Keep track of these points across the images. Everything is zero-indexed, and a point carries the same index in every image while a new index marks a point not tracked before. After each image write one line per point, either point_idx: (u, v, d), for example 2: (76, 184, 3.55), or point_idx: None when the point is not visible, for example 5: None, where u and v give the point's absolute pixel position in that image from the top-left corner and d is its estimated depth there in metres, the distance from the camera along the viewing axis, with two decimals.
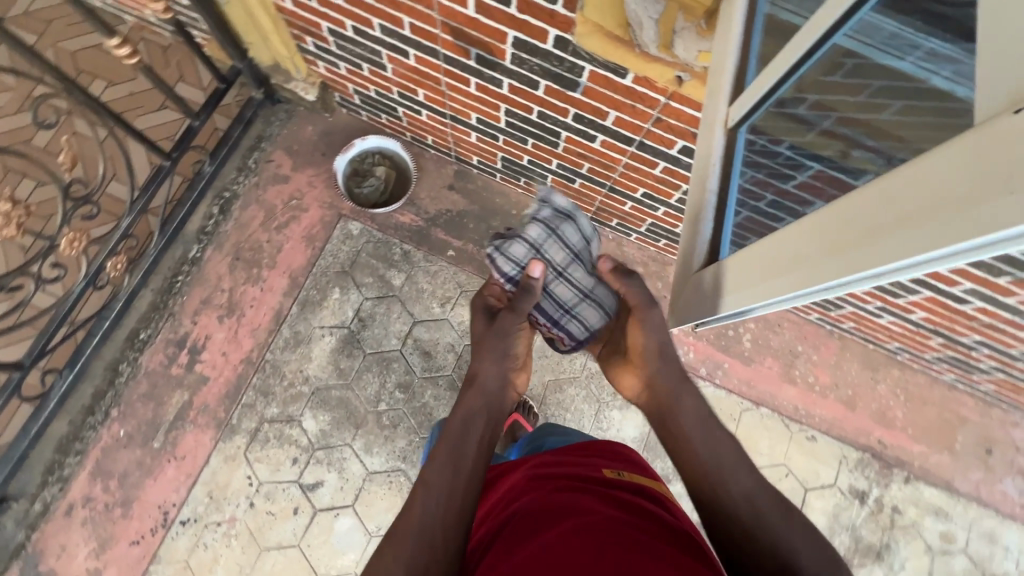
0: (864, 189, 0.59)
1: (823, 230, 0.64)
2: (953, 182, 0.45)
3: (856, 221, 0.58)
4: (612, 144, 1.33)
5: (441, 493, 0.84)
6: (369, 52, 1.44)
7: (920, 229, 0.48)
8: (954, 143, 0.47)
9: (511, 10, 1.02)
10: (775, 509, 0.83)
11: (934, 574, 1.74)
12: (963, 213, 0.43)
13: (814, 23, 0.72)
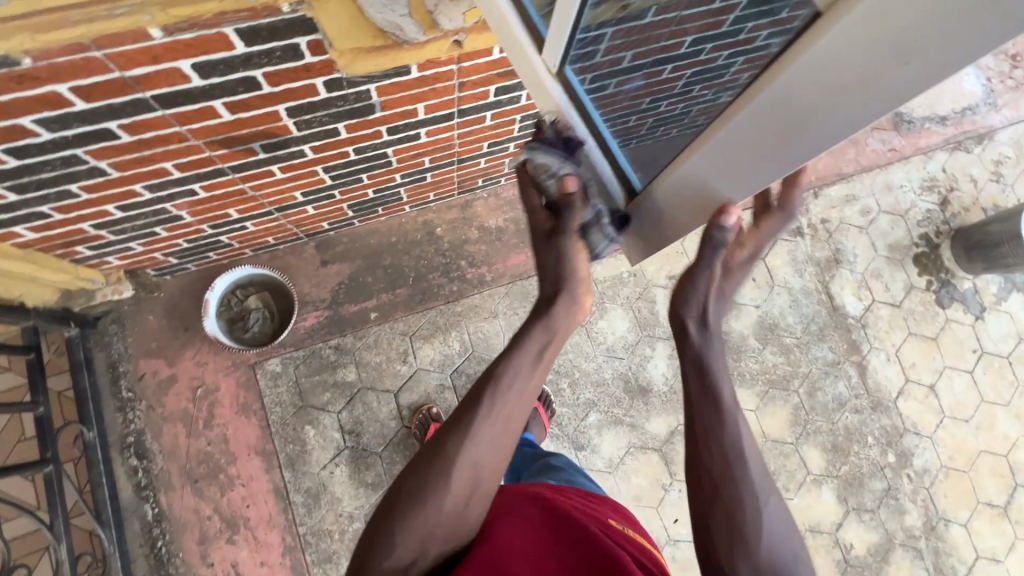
0: (763, 87, 0.59)
1: (752, 131, 0.64)
2: (871, 49, 0.46)
3: (783, 113, 0.59)
4: (437, 128, 1.29)
5: (456, 482, 0.79)
6: (153, 214, 1.26)
7: (871, 94, 0.49)
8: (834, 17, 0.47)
9: (267, 90, 0.92)
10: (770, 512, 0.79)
11: (876, 241, 2.06)
12: (943, 41, 0.41)
13: None
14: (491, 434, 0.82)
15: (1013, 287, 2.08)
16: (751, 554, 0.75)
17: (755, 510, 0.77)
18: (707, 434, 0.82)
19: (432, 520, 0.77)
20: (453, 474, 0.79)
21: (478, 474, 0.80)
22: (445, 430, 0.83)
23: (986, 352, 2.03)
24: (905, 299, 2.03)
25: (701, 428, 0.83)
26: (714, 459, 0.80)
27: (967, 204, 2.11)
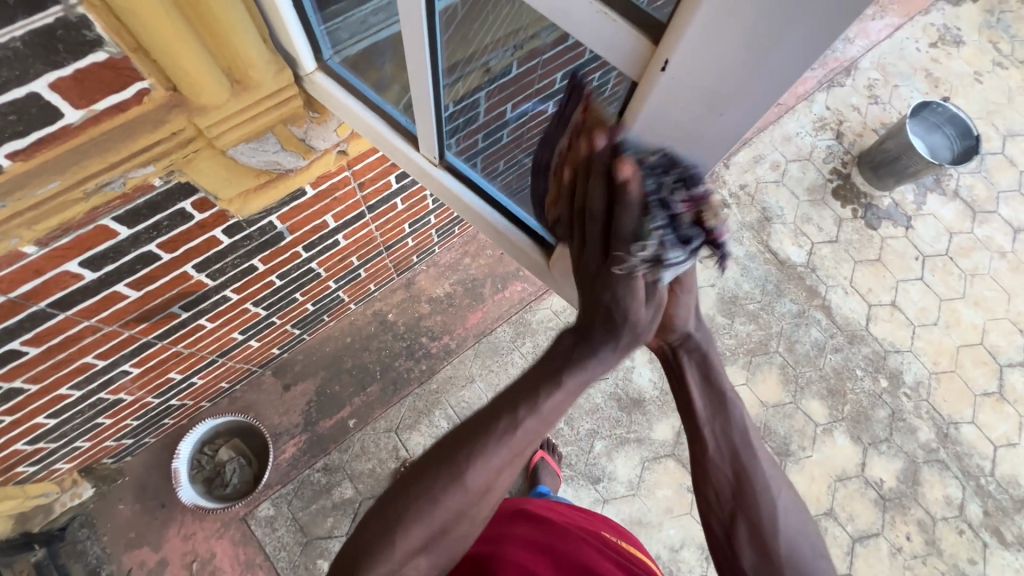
0: (635, 110, 0.53)
1: None
2: (732, 36, 0.40)
3: (668, 126, 0.52)
4: (353, 229, 1.30)
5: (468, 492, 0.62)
6: (90, 408, 1.19)
7: (752, 82, 0.43)
8: (681, 20, 0.42)
9: (165, 257, 0.91)
10: (790, 521, 0.69)
11: (795, 188, 2.17)
12: (760, 63, 0.41)
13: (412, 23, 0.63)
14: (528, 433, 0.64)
15: (926, 190, 2.22)
16: (766, 545, 0.68)
17: (769, 502, 0.69)
18: (714, 423, 0.73)
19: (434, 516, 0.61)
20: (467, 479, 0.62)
21: (507, 470, 0.64)
22: (478, 422, 0.65)
23: (927, 256, 2.14)
24: (840, 233, 2.13)
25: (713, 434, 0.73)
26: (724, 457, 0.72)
27: (859, 130, 2.26)
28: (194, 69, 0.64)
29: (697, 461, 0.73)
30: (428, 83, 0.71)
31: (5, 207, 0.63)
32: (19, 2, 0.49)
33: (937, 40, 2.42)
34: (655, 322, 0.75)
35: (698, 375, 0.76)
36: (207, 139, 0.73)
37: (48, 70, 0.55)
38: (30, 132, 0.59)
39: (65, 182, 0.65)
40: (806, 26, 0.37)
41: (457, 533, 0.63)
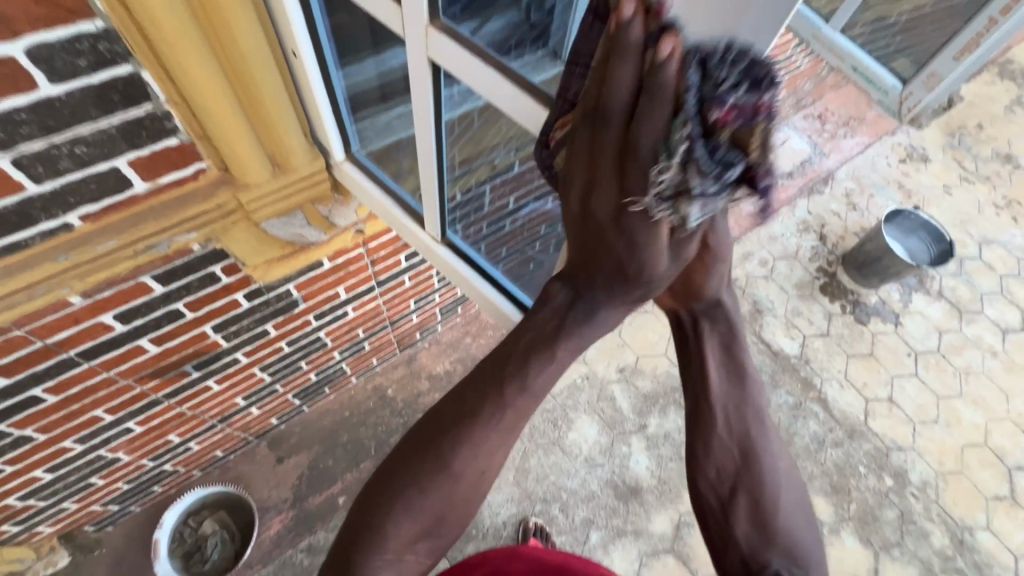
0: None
1: None
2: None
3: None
4: (362, 302, 1.39)
5: (455, 483, 0.60)
6: (86, 465, 1.21)
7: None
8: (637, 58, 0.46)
9: (189, 315, 0.99)
10: (791, 495, 0.65)
11: (783, 283, 2.28)
12: None
13: (421, 124, 0.75)
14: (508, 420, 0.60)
15: (911, 289, 2.32)
16: (765, 519, 0.63)
17: (771, 472, 0.65)
18: (726, 394, 0.67)
19: (424, 506, 0.60)
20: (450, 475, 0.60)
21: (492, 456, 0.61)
22: (458, 409, 0.61)
23: (918, 352, 2.18)
24: (831, 326, 2.20)
25: (726, 403, 0.66)
26: (732, 430, 0.66)
27: (840, 233, 2.41)
28: (244, 156, 0.76)
29: (699, 434, 0.67)
30: (433, 169, 0.82)
31: (66, 260, 0.73)
32: (123, 98, 0.62)
33: (905, 156, 2.67)
34: (682, 290, 0.64)
35: (716, 348, 0.67)
36: (245, 212, 0.85)
37: (130, 152, 0.67)
38: (103, 198, 0.70)
39: (121, 241, 0.75)
40: (753, 29, 0.40)
41: (449, 524, 0.61)
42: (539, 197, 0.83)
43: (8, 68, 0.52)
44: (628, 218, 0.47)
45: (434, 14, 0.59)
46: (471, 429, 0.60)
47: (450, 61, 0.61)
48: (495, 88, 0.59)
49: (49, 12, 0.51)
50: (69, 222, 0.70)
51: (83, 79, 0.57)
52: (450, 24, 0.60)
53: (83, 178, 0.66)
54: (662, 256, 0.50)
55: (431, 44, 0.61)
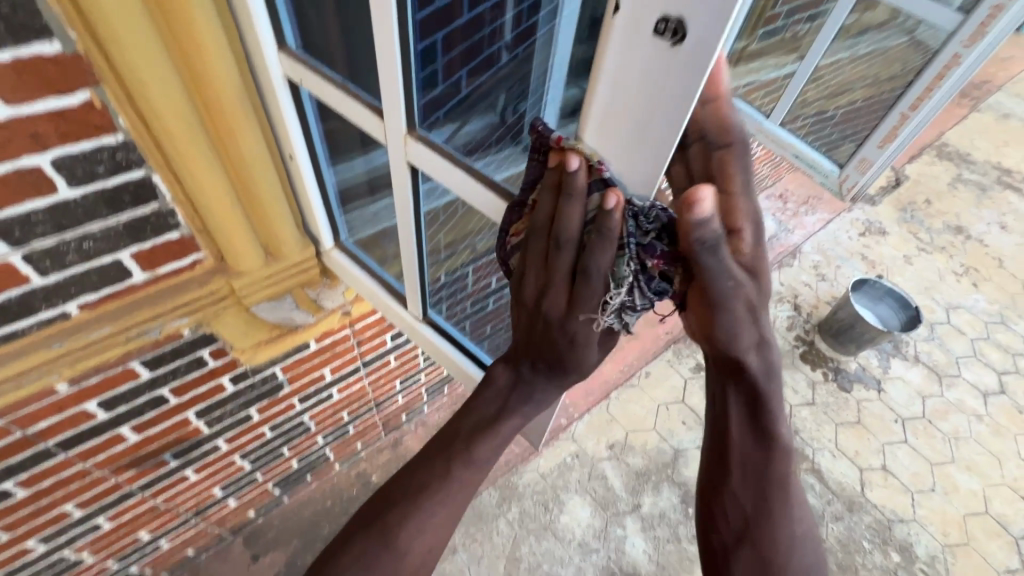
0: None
1: None
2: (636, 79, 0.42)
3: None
4: (347, 384, 1.40)
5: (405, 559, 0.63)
6: (46, 568, 1.13)
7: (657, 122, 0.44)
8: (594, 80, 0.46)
9: (173, 400, 1.00)
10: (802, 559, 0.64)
11: None
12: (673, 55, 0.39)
13: (402, 214, 0.81)
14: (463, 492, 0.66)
15: (888, 355, 2.37)
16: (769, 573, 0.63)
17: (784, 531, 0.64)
18: (750, 449, 0.64)
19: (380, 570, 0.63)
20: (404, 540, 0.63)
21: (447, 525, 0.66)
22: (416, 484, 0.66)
23: (905, 418, 2.19)
24: (815, 395, 2.22)
25: (744, 458, 0.64)
26: (752, 482, 0.64)
27: (813, 303, 2.51)
28: (240, 245, 0.82)
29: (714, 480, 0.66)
30: (413, 255, 0.87)
31: (59, 347, 0.76)
32: (133, 199, 0.68)
33: (863, 230, 2.85)
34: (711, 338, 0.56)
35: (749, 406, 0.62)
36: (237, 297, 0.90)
37: (133, 246, 0.73)
38: (103, 287, 0.75)
39: (114, 328, 0.78)
40: None
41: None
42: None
43: (34, 176, 0.59)
44: (597, 257, 0.50)
45: (411, 126, 0.66)
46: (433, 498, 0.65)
47: (428, 164, 0.67)
48: (462, 186, 0.65)
49: (78, 130, 0.59)
50: (67, 310, 0.74)
51: (99, 183, 0.64)
52: (425, 134, 0.66)
53: (86, 269, 0.71)
54: (620, 280, 0.51)
55: (410, 150, 0.68)
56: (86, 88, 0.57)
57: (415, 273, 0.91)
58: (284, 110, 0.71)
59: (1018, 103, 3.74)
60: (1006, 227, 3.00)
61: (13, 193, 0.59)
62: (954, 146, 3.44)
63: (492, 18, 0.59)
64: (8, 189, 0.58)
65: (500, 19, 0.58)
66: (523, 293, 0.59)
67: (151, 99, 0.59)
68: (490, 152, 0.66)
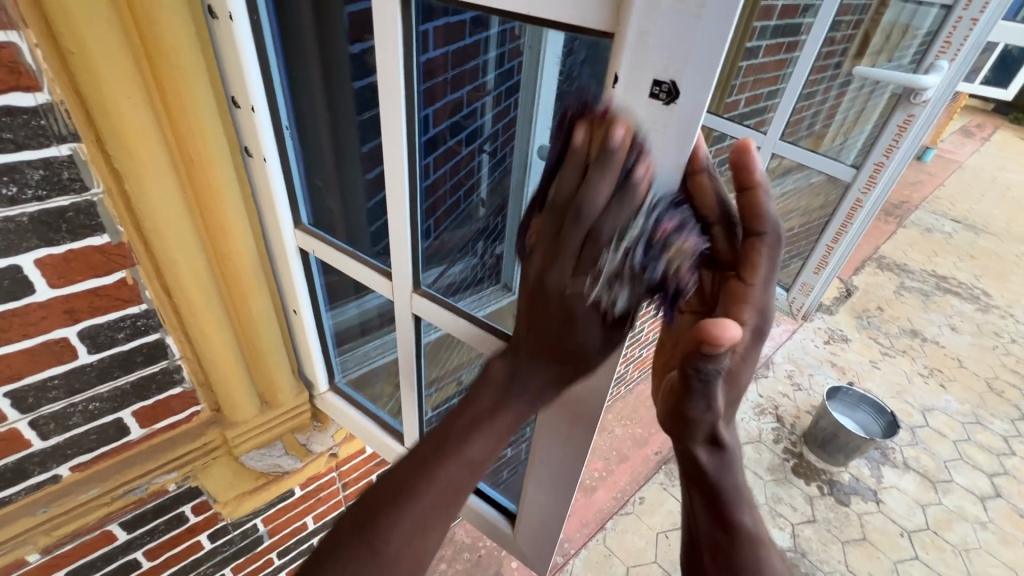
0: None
1: None
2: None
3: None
4: (329, 532, 1.32)
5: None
6: None
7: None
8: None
9: (145, 565, 0.94)
10: None
11: (756, 468, 2.30)
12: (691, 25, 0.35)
13: (405, 353, 0.83)
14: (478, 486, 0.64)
15: (878, 463, 2.37)
16: None
17: None
18: None
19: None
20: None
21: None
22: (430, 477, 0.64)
23: (911, 531, 2.12)
24: (815, 511, 2.15)
25: None
26: None
27: (794, 413, 2.55)
28: (239, 397, 0.86)
29: None
30: (413, 393, 0.87)
31: (44, 513, 0.74)
32: (145, 359, 0.73)
33: (827, 338, 3.01)
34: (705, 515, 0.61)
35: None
36: (228, 446, 0.91)
37: (136, 403, 0.76)
38: (98, 446, 0.76)
39: (103, 488, 0.78)
40: None
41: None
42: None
43: (59, 345, 0.64)
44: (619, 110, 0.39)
45: (416, 284, 0.74)
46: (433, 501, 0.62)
47: (432, 315, 0.74)
48: (461, 330, 0.71)
49: (107, 302, 0.66)
50: (58, 473, 0.74)
51: (116, 347, 0.70)
52: (427, 290, 0.75)
53: (86, 429, 0.73)
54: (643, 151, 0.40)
55: (415, 303, 0.75)
56: (123, 269, 0.65)
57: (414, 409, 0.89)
58: (293, 273, 0.80)
59: (936, 219, 4.23)
60: (956, 329, 3.21)
61: (37, 362, 0.64)
62: (891, 258, 3.80)
63: (467, 181, 0.73)
64: (34, 357, 0.63)
65: (476, 181, 0.73)
66: (491, 367, 0.54)
67: (179, 274, 0.69)
68: (470, 292, 0.76)
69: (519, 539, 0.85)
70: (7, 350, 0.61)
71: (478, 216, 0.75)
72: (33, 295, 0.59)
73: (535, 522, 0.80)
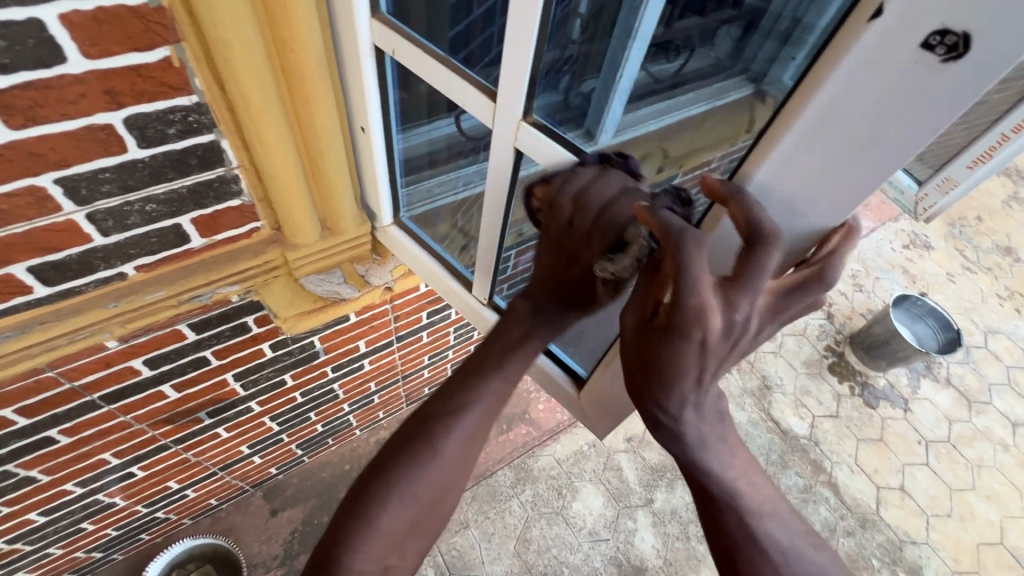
0: (767, 146, 0.42)
1: (862, 96, 0.36)
2: (878, 80, 0.34)
3: (832, 147, 0.39)
4: (379, 355, 1.38)
5: (438, 471, 0.60)
6: (82, 509, 1.15)
7: (902, 122, 0.35)
8: (813, 83, 0.37)
9: (215, 362, 0.99)
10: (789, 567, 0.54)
11: (793, 360, 2.28)
12: None
13: (496, 190, 0.70)
14: (495, 396, 0.64)
15: (919, 375, 2.32)
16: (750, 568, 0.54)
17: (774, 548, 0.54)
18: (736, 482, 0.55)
19: (412, 495, 0.59)
20: (434, 462, 0.60)
21: (473, 454, 0.63)
22: (437, 404, 0.63)
23: (929, 440, 2.15)
24: (840, 408, 2.17)
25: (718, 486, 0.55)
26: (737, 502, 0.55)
27: (848, 313, 2.45)
28: (299, 217, 0.79)
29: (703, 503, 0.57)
30: (494, 238, 0.77)
31: (115, 307, 0.74)
32: (200, 163, 0.65)
33: (908, 242, 2.74)
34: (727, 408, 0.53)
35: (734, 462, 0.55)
36: (288, 268, 0.88)
37: (194, 210, 0.70)
38: (161, 250, 0.73)
39: (170, 291, 0.76)
40: None
41: (430, 523, 0.62)
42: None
43: (105, 133, 0.56)
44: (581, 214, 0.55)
45: (527, 109, 0.60)
46: (452, 424, 0.61)
47: (539, 152, 0.61)
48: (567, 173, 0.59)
49: (152, 88, 0.55)
50: (124, 271, 0.72)
51: (169, 145, 0.61)
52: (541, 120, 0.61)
53: (147, 232, 0.68)
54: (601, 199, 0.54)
55: (520, 136, 0.62)
56: (167, 45, 0.53)
57: (491, 255, 0.80)
58: (364, 79, 0.67)
59: None
60: None
61: (84, 150, 0.56)
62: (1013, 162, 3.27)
63: None
64: (80, 144, 0.55)
65: None
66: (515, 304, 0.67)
67: (239, 70, 0.57)
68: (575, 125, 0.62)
69: (583, 401, 0.84)
70: (48, 129, 0.52)
71: (569, 39, 0.58)
72: (65, 66, 0.49)
73: (605, 390, 0.77)
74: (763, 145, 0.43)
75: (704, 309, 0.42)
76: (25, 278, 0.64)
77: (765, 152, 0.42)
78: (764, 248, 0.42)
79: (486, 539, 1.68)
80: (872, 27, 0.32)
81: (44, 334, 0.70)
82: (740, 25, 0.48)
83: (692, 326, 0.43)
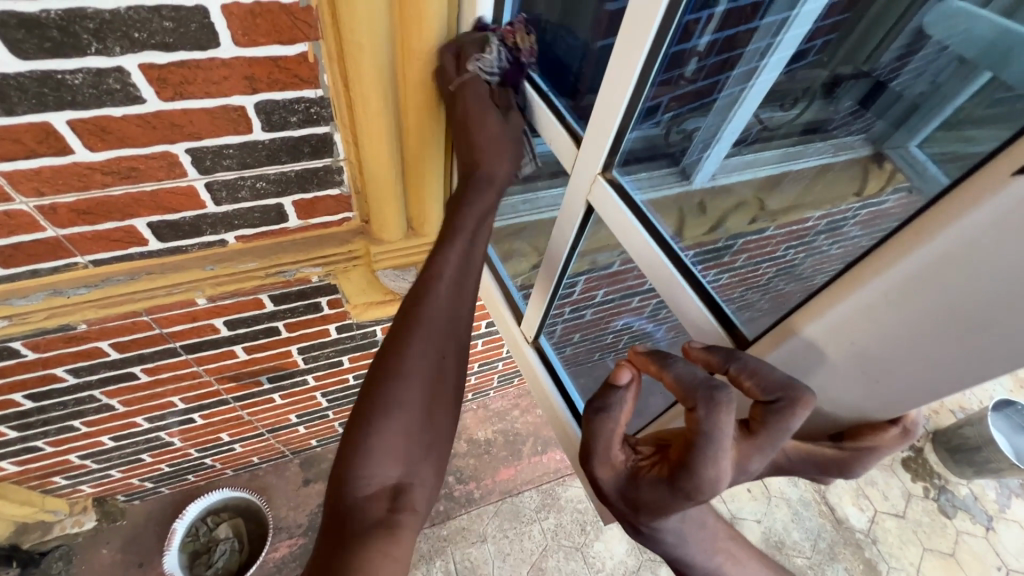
0: (851, 285, 0.38)
1: (979, 269, 0.31)
2: (1006, 254, 0.29)
3: (930, 304, 0.34)
4: None
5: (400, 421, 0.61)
6: (145, 441, 1.25)
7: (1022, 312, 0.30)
8: (923, 229, 0.33)
9: (284, 333, 1.04)
10: None
11: None
12: None
13: (565, 219, 0.71)
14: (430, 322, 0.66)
15: (1010, 493, 2.05)
16: None
17: None
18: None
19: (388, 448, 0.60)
20: (393, 407, 0.61)
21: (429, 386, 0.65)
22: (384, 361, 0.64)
23: (1012, 569, 1.88)
24: (908, 509, 1.96)
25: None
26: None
27: (935, 406, 2.21)
28: (387, 216, 0.82)
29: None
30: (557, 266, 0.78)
31: (211, 269, 0.79)
32: (312, 151, 0.69)
33: None
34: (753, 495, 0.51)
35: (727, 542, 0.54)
36: (369, 259, 0.90)
37: (296, 194, 0.74)
38: (260, 225, 0.77)
39: (260, 263, 0.81)
40: None
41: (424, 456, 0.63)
42: (624, 296, 0.81)
43: (236, 114, 0.60)
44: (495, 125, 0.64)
45: (607, 166, 0.61)
46: (398, 371, 0.62)
47: (606, 209, 0.62)
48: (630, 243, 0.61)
49: (285, 79, 0.59)
50: (225, 239, 0.77)
51: (288, 131, 0.65)
52: (618, 177, 0.61)
53: (252, 207, 0.73)
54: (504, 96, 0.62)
55: (594, 190, 0.62)
56: (307, 42, 0.57)
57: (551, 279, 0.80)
58: None
59: None
60: None
61: (215, 125, 0.60)
62: None
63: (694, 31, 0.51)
64: (214, 121, 0.60)
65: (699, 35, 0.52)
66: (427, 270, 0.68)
67: (360, 77, 0.60)
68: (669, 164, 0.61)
69: None
70: (191, 104, 0.57)
71: (683, 78, 0.56)
72: (217, 50, 0.53)
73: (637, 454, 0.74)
74: (850, 279, 0.38)
75: (718, 481, 0.43)
76: (144, 231, 0.70)
77: (845, 289, 0.39)
78: (791, 411, 0.42)
79: (500, 558, 1.65)
80: (1016, 181, 0.28)
81: (147, 282, 0.76)
82: (866, 84, 0.48)
83: (701, 493, 0.44)
